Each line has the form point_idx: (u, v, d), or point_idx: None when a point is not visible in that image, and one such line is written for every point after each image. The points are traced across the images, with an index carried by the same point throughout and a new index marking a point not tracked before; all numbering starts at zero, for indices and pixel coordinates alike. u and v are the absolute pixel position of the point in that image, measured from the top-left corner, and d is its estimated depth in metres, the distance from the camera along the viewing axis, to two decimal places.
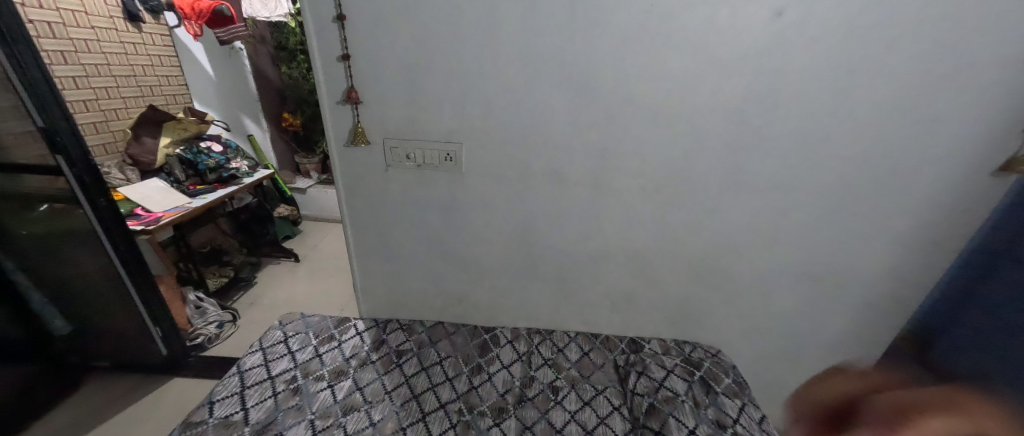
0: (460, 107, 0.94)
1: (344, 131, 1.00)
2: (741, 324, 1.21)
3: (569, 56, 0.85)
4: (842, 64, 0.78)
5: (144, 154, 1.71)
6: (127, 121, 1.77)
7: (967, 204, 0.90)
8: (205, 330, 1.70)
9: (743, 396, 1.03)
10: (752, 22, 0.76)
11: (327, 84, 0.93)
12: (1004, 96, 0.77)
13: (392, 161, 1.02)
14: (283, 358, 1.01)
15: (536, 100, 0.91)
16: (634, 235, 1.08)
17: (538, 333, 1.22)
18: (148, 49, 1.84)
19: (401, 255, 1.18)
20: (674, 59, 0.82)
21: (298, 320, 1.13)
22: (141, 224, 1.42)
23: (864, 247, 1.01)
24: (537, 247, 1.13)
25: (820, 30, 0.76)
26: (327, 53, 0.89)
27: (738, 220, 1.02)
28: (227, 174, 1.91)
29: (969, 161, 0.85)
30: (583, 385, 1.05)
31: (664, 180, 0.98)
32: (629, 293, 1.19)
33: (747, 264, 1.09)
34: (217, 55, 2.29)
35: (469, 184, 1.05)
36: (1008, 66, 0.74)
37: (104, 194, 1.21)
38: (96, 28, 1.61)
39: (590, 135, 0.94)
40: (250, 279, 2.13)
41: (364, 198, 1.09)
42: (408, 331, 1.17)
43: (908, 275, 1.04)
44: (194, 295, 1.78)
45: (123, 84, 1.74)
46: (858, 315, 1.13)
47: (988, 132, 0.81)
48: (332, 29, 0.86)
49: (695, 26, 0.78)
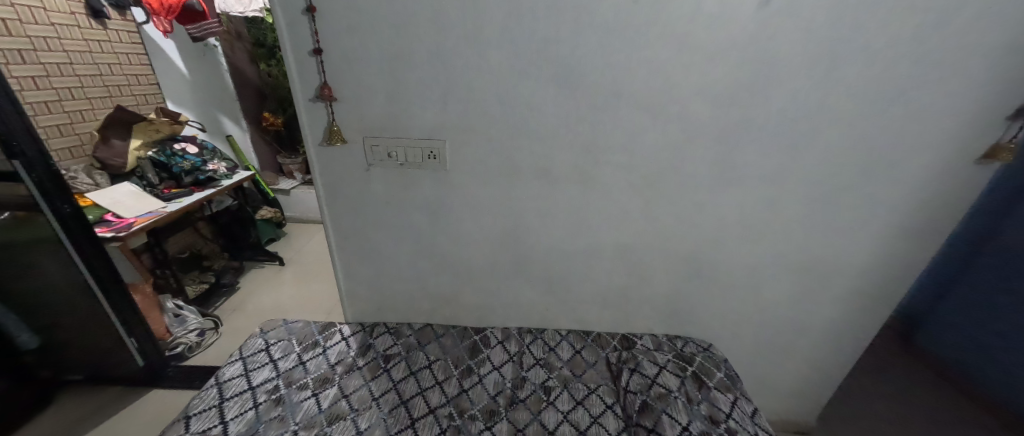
0: (439, 105, 0.88)
1: (319, 130, 0.93)
2: (735, 318, 1.17)
3: (543, 46, 0.80)
4: (830, 49, 0.76)
5: (114, 157, 1.66)
6: (94, 122, 1.70)
7: (971, 185, 0.86)
8: (185, 339, 1.64)
9: (736, 390, 0.99)
10: (735, 8, 0.74)
11: (300, 80, 0.87)
12: (1002, 74, 0.75)
13: (373, 160, 0.96)
14: (264, 367, 1.00)
15: (510, 92, 0.86)
16: (619, 229, 1.03)
17: (528, 332, 1.19)
18: (113, 47, 1.78)
19: (384, 257, 1.15)
20: (652, 48, 0.79)
21: (280, 327, 1.12)
22: (111, 231, 1.38)
23: (859, 236, 0.97)
24: (522, 245, 1.09)
25: (807, 14, 0.73)
26: (298, 46, 0.83)
27: (732, 209, 0.97)
28: (204, 177, 1.90)
29: (967, 142, 0.82)
30: (575, 385, 1.01)
31: (648, 173, 0.94)
32: (619, 290, 1.15)
33: (743, 255, 1.04)
34: (191, 52, 2.25)
35: (453, 183, 0.99)
36: (993, 49, 0.73)
37: (68, 200, 1.16)
38: (56, 25, 1.54)
39: (572, 127, 0.89)
40: (231, 284, 2.10)
41: (345, 199, 1.04)
42: (396, 335, 1.15)
43: (903, 263, 1.00)
44: (171, 303, 1.70)
45: (89, 84, 1.67)
46: (856, 306, 1.09)
47: (985, 112, 0.79)
48: (302, 22, 0.81)
49: (673, 13, 0.75)
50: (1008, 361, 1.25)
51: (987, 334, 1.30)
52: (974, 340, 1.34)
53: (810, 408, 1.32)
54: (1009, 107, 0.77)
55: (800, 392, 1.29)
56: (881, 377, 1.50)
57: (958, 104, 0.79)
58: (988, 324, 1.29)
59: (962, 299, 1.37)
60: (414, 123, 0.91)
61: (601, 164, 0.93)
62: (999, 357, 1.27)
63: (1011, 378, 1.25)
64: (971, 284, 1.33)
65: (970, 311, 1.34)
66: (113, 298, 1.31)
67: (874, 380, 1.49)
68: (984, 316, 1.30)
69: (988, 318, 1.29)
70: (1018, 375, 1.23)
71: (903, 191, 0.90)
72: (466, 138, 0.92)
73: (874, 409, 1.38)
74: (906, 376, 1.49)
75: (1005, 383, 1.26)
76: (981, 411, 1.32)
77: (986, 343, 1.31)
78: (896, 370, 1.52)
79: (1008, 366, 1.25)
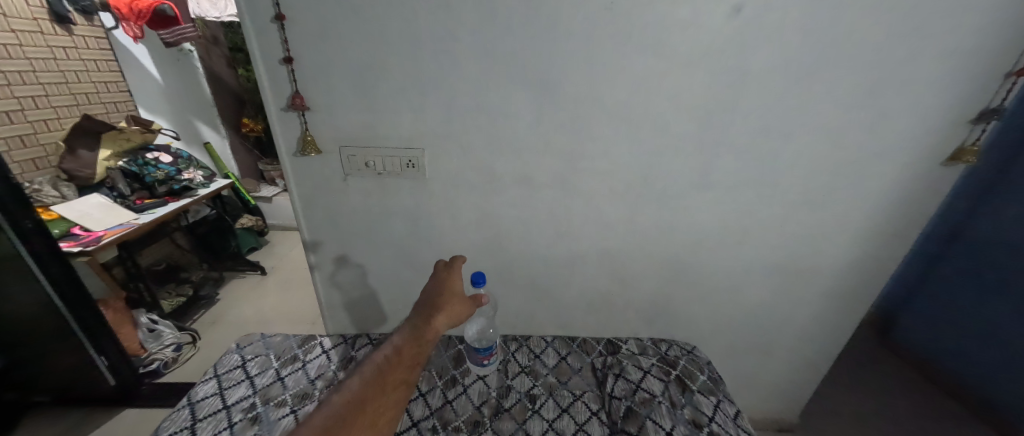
0: (417, 115, 0.87)
1: (293, 140, 0.91)
2: (718, 320, 1.18)
3: (521, 56, 0.80)
4: (802, 56, 0.77)
5: (81, 168, 1.60)
6: (60, 132, 1.64)
7: (939, 186, 0.89)
8: (161, 355, 1.59)
9: (719, 393, 1.00)
10: (709, 18, 0.75)
11: (271, 89, 0.85)
12: (962, 82, 0.77)
13: (350, 170, 0.94)
14: (240, 385, 0.96)
15: (489, 102, 0.85)
16: (602, 236, 1.03)
17: (514, 340, 1.18)
18: (80, 53, 1.71)
19: (365, 268, 1.13)
20: (630, 56, 0.79)
21: (257, 341, 1.09)
22: (79, 245, 1.33)
23: (834, 238, 1.00)
24: (505, 252, 1.08)
25: (779, 22, 0.74)
26: (267, 55, 0.81)
27: (712, 214, 0.98)
28: (179, 186, 1.85)
29: (934, 145, 0.85)
30: (560, 392, 1.01)
31: (628, 180, 0.94)
32: (604, 294, 1.15)
33: (723, 258, 1.05)
34: (165, 59, 2.19)
35: (433, 193, 0.98)
36: (953, 58, 0.75)
37: (31, 215, 1.10)
38: (18, 31, 1.47)
39: (551, 136, 0.89)
40: (212, 296, 2.06)
41: (323, 210, 1.02)
42: (379, 346, 1.12)
43: (875, 264, 1.02)
44: (145, 317, 1.64)
45: (54, 93, 1.61)
46: (834, 305, 1.11)
47: (950, 116, 0.81)
48: (271, 30, 0.79)
49: (648, 23, 0.76)
50: (979, 353, 1.29)
51: (960, 327, 1.34)
52: (947, 333, 1.39)
53: (792, 406, 1.34)
54: (971, 111, 0.80)
55: (783, 391, 1.31)
56: (861, 373, 1.53)
57: (925, 108, 0.81)
58: (961, 317, 1.33)
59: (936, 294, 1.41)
60: (391, 131, 0.89)
61: (581, 170, 0.93)
62: (970, 349, 1.32)
63: (981, 369, 1.29)
64: (946, 279, 1.37)
65: (945, 305, 1.38)
66: (81, 316, 1.26)
67: (855, 375, 1.52)
68: (958, 310, 1.34)
69: (962, 312, 1.33)
70: (987, 366, 1.27)
71: (875, 192, 0.92)
72: (445, 146, 0.91)
73: (853, 405, 1.41)
74: (885, 371, 1.53)
75: (976, 374, 1.31)
76: (954, 402, 1.37)
77: (959, 336, 1.35)
78: (875, 364, 1.56)
79: (980, 358, 1.29)
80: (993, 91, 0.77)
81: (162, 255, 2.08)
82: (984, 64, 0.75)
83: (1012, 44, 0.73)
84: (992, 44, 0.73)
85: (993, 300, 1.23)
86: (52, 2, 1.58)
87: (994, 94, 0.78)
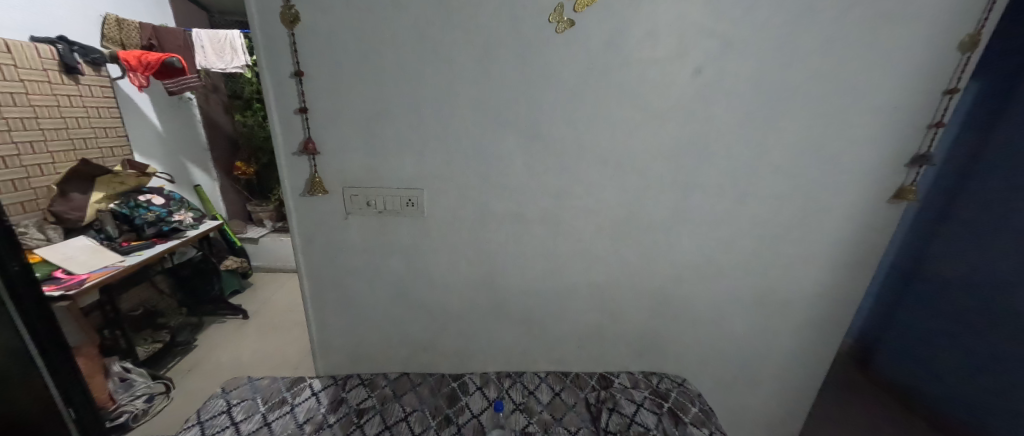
0: (420, 159, 0.95)
1: (299, 181, 0.97)
2: (704, 354, 1.22)
3: (516, 109, 0.91)
4: (755, 110, 0.90)
5: (70, 210, 1.60)
6: (53, 176, 1.65)
7: (889, 221, 0.99)
8: (131, 407, 1.48)
9: (710, 425, 1.04)
10: (678, 78, 0.88)
11: (283, 134, 0.92)
12: (889, 134, 0.92)
13: (352, 209, 0.99)
14: (225, 432, 0.94)
15: (490, 146, 0.94)
16: (593, 269, 1.09)
17: (508, 376, 1.19)
18: (83, 101, 1.77)
19: (360, 305, 1.14)
20: (612, 107, 0.91)
21: (244, 385, 1.07)
22: (60, 289, 1.30)
23: (804, 268, 1.08)
24: (499, 288, 1.11)
25: (736, 81, 0.88)
26: (283, 105, 0.90)
27: (691, 249, 1.06)
28: (168, 228, 1.86)
29: (880, 185, 0.96)
30: (555, 429, 1.03)
31: (617, 216, 1.02)
32: (596, 328, 1.18)
33: (703, 290, 1.12)
34: (164, 105, 2.26)
35: (432, 230, 1.03)
36: (880, 113, 0.90)
37: (19, 257, 1.02)
38: (27, 81, 1.53)
39: (542, 178, 0.98)
40: (188, 343, 1.96)
41: (323, 246, 1.05)
42: (370, 386, 1.12)
43: (844, 293, 1.10)
44: (118, 366, 1.55)
45: (52, 138, 1.64)
46: (812, 334, 1.17)
47: (889, 161, 0.94)
48: (289, 84, 0.88)
49: (629, 82, 0.88)
50: (985, 381, 1.16)
51: (949, 338, 1.24)
52: (930, 365, 1.31)
53: None
54: (906, 156, 0.93)
55: (773, 423, 1.32)
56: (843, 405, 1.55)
57: (865, 152, 0.94)
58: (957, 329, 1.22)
59: (913, 309, 1.35)
60: (395, 173, 0.96)
61: (570, 208, 1.01)
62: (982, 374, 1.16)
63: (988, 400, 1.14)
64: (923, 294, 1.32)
65: (933, 322, 1.30)
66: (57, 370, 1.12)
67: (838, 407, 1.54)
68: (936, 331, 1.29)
69: (940, 328, 1.27)
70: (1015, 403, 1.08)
71: (833, 226, 1.02)
72: (444, 189, 0.98)
73: None
74: None
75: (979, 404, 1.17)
76: None
77: (966, 351, 1.20)
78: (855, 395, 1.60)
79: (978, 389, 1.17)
80: (921, 140, 0.91)
81: (140, 300, 2.00)
82: (905, 118, 0.90)
83: (925, 102, 0.88)
84: (908, 101, 0.89)
85: (982, 332, 1.16)
86: (63, 55, 1.65)
87: (921, 143, 0.92)
